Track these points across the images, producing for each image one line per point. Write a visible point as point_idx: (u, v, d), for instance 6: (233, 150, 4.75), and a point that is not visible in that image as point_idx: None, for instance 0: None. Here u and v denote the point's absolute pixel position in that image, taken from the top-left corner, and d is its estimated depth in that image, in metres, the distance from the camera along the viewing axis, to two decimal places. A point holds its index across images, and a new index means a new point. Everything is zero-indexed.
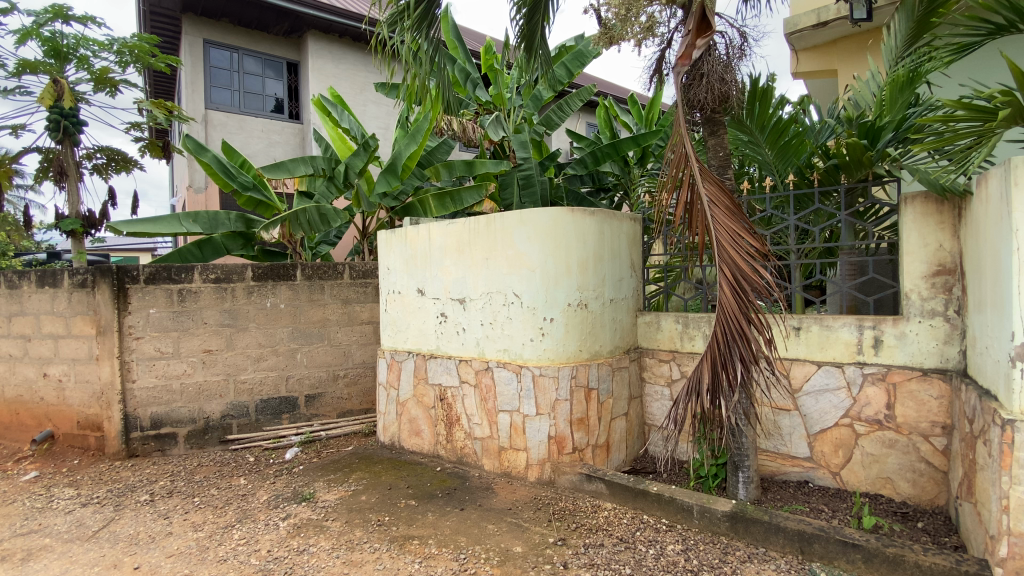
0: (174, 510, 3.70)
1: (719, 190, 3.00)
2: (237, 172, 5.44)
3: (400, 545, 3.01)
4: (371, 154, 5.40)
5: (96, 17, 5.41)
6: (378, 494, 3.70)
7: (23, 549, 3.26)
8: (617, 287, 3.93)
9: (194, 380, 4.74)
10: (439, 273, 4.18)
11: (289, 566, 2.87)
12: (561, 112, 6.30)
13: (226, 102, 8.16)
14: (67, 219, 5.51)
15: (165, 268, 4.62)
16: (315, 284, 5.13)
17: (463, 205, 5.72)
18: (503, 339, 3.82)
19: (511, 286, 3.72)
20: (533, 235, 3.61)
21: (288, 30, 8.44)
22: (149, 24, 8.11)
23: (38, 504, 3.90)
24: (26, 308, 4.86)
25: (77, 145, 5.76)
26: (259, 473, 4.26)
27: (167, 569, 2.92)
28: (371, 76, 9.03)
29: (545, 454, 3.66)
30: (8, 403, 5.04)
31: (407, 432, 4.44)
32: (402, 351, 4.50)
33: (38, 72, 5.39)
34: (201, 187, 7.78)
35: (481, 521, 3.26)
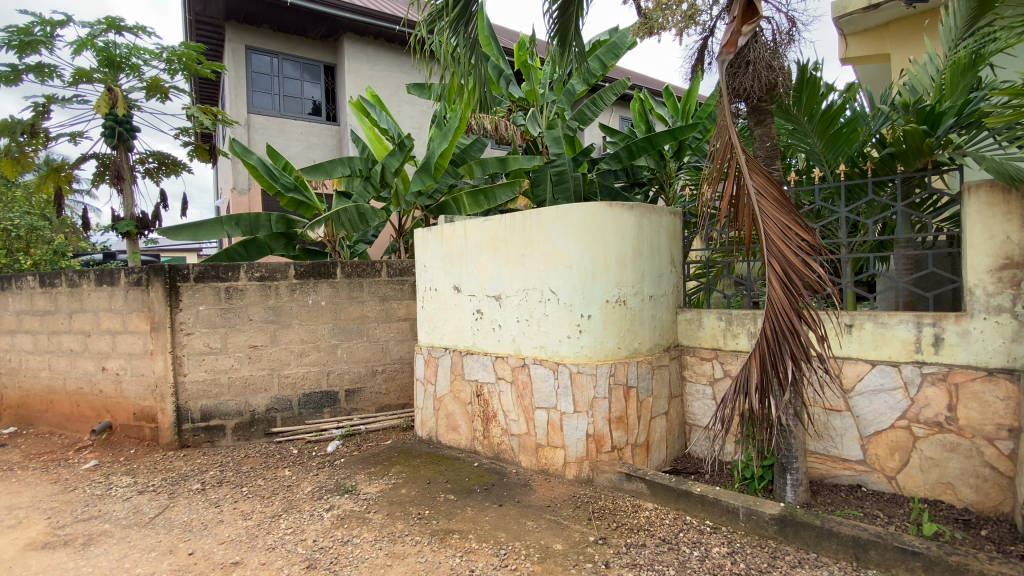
0: (224, 498, 3.84)
1: (766, 181, 2.89)
2: (279, 174, 5.55)
3: (440, 539, 3.03)
4: (407, 153, 5.48)
5: (146, 27, 5.66)
6: (418, 487, 3.75)
7: (85, 534, 3.45)
8: (656, 283, 3.84)
9: (240, 374, 4.90)
10: (475, 270, 4.19)
11: (334, 556, 2.94)
12: (595, 106, 6.24)
13: (266, 106, 8.41)
14: (124, 222, 5.78)
15: (214, 267, 4.79)
16: (354, 282, 5.23)
17: (497, 202, 5.71)
18: (539, 336, 3.79)
19: (548, 282, 3.69)
20: (570, 231, 3.56)
21: (325, 33, 8.62)
22: (195, 32, 8.48)
23: (98, 491, 4.13)
24: (86, 306, 5.14)
25: (131, 150, 6.04)
26: (303, 465, 4.38)
27: (220, 555, 3.04)
28: (405, 77, 9.15)
29: (583, 452, 3.62)
30: (70, 395, 5.34)
31: (444, 427, 4.49)
32: (439, 347, 4.54)
33: (94, 81, 5.68)
34: (244, 189, 8.05)
35: (519, 517, 3.25)
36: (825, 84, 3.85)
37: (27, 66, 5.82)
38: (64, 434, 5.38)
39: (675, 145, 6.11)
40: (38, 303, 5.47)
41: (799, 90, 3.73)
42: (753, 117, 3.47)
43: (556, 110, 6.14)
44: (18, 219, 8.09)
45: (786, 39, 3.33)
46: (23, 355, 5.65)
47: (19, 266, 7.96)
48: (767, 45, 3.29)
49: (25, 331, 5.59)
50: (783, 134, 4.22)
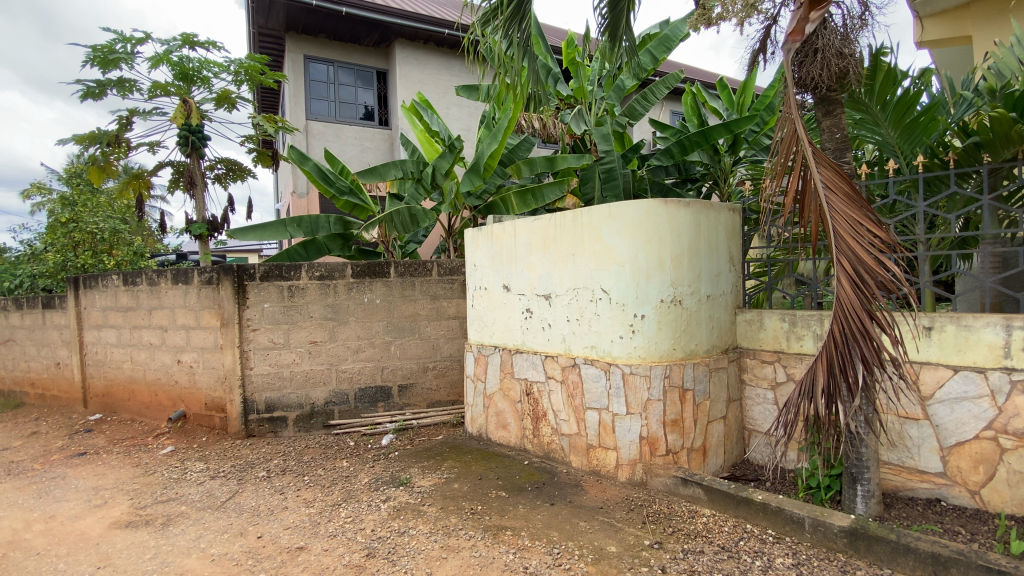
0: (288, 486, 4.04)
1: (835, 175, 2.75)
2: (335, 178, 5.78)
3: (494, 535, 3.06)
4: (456, 155, 5.57)
5: (217, 41, 6.02)
6: (470, 483, 3.80)
7: (165, 514, 3.72)
8: (714, 282, 3.73)
9: (301, 368, 5.14)
10: (525, 269, 4.20)
11: (392, 546, 3.03)
12: (645, 101, 6.12)
13: (323, 112, 8.77)
14: (196, 225, 6.19)
15: (278, 266, 5.05)
16: (406, 281, 5.37)
17: (545, 201, 5.70)
18: (590, 336, 3.76)
19: (599, 281, 3.65)
20: (623, 229, 3.51)
21: (377, 40, 8.90)
22: (259, 44, 8.98)
23: (175, 475, 4.44)
24: (163, 302, 5.53)
25: (202, 157, 6.45)
26: (360, 457, 4.54)
27: (286, 539, 3.20)
28: (454, 80, 9.31)
29: (636, 455, 3.56)
30: (149, 385, 5.77)
31: (494, 424, 4.52)
32: (488, 345, 4.58)
33: (170, 93, 6.11)
34: (303, 192, 8.44)
35: (572, 517, 3.23)
36: (899, 69, 3.64)
37: (112, 82, 6.33)
38: (144, 422, 5.82)
39: (730, 139, 5.92)
40: (122, 300, 5.94)
41: (870, 77, 3.55)
42: (821, 107, 3.30)
43: (606, 107, 6.07)
44: (102, 224, 8.80)
45: (857, 23, 3.15)
46: (108, 348, 6.15)
47: (104, 266, 8.75)
48: (837, 31, 3.12)
49: (111, 326, 6.09)
50: (851, 125, 4.03)
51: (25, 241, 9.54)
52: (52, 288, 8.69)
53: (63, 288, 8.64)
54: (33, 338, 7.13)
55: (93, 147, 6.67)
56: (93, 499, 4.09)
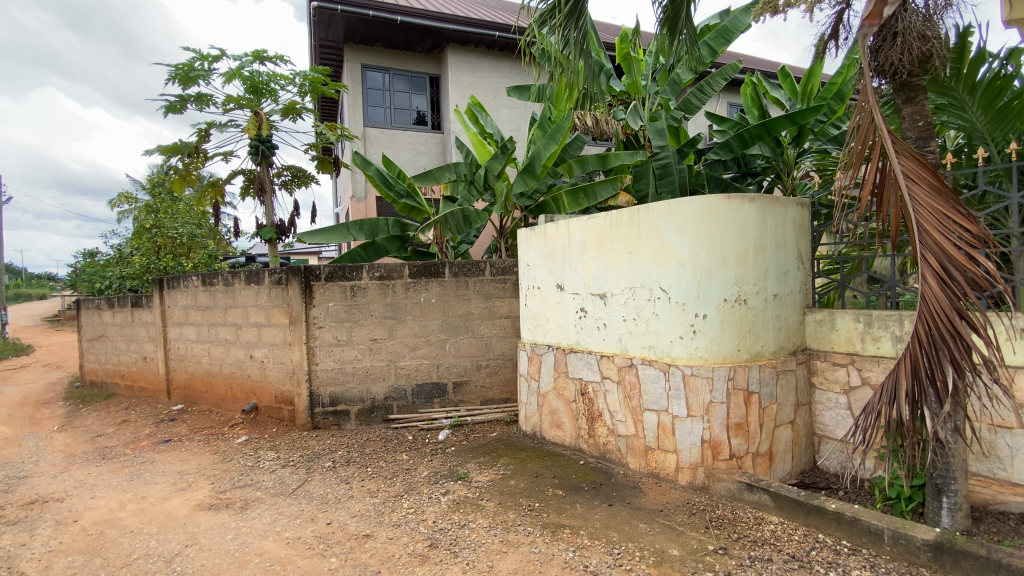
0: (352, 476, 4.24)
1: (918, 165, 2.58)
2: (394, 182, 6.01)
3: (552, 532, 3.08)
4: (509, 156, 5.64)
5: (284, 55, 6.37)
6: (526, 480, 3.84)
7: (243, 499, 3.99)
8: (782, 281, 3.58)
9: (363, 364, 5.37)
10: (580, 268, 4.15)
11: (453, 538, 3.11)
12: (702, 94, 5.96)
13: (379, 119, 9.10)
14: (266, 229, 6.59)
15: (341, 267, 5.30)
16: (460, 280, 5.48)
17: (597, 199, 5.59)
18: (648, 336, 3.68)
19: (658, 280, 3.58)
20: (683, 226, 3.43)
21: (430, 46, 9.12)
22: (320, 56, 9.43)
23: (250, 462, 4.75)
24: (238, 301, 5.92)
25: (271, 165, 6.85)
26: (418, 451, 4.69)
27: (354, 527, 3.36)
28: (504, 82, 9.41)
29: (697, 458, 3.48)
30: (225, 378, 6.19)
31: (548, 423, 4.51)
32: (542, 344, 4.58)
33: (242, 106, 6.52)
34: (361, 197, 8.79)
35: (631, 519, 3.19)
36: (989, 49, 3.38)
37: (191, 97, 6.83)
38: (220, 412, 6.25)
39: (794, 130, 5.63)
40: (200, 299, 6.41)
41: (956, 59, 3.32)
42: (901, 94, 3.11)
43: (660, 102, 5.97)
44: (181, 229, 9.53)
45: (942, 3, 2.94)
46: (189, 344, 6.65)
47: (183, 267, 9.47)
48: (918, 13, 2.92)
49: (190, 323, 6.58)
50: (934, 110, 3.77)
51: (116, 246, 10.47)
52: (138, 288, 9.48)
53: (148, 288, 9.40)
54: (123, 334, 7.81)
55: (175, 158, 7.23)
56: (179, 482, 4.45)
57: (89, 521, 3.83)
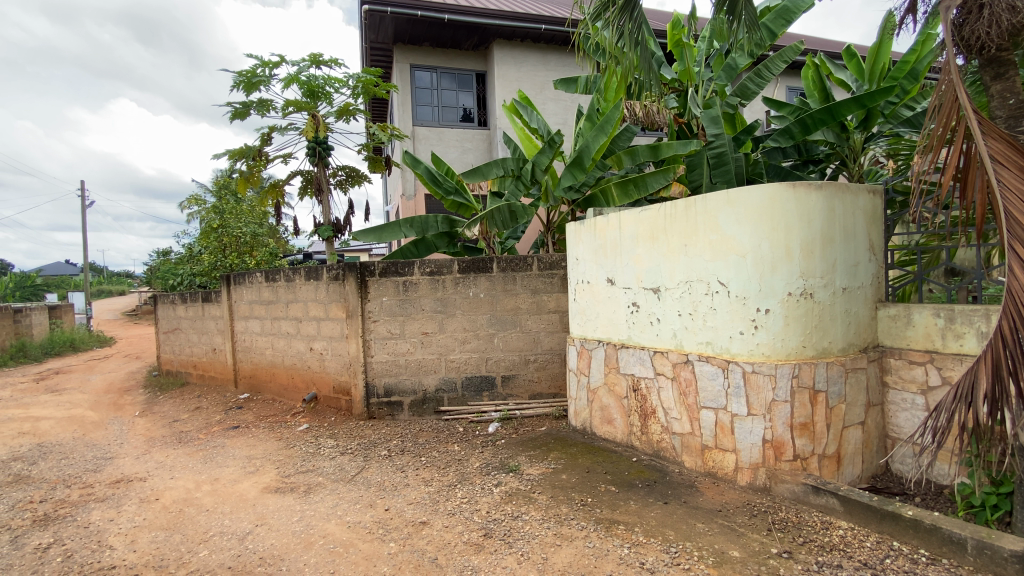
0: (408, 465, 4.38)
1: (1008, 147, 2.36)
2: (443, 179, 6.11)
3: (606, 528, 3.06)
4: (556, 150, 5.60)
5: (339, 59, 6.59)
6: (578, 475, 3.82)
7: (306, 483, 4.21)
8: (852, 274, 3.38)
9: (415, 357, 5.52)
10: (631, 262, 4.05)
11: (508, 528, 3.15)
12: (759, 79, 5.70)
13: (427, 118, 9.26)
14: (323, 228, 6.89)
15: (393, 264, 5.46)
16: (508, 275, 5.49)
17: (649, 190, 5.41)
18: (706, 332, 3.56)
19: (716, 273, 3.46)
20: (744, 217, 3.30)
21: (476, 43, 9.19)
22: (371, 58, 9.70)
23: (311, 449, 4.99)
24: (298, 296, 6.21)
25: (327, 165, 7.13)
26: (469, 442, 4.78)
27: (411, 513, 3.48)
28: (551, 75, 9.35)
29: (758, 458, 3.36)
30: (287, 368, 6.53)
31: (599, 419, 4.46)
32: (592, 339, 4.51)
33: (301, 109, 6.82)
34: (410, 195, 9.01)
35: (688, 518, 3.12)
36: None
37: (253, 102, 7.21)
38: (283, 401, 6.60)
39: (861, 114, 5.25)
40: (264, 295, 6.77)
41: None
42: (989, 70, 2.86)
43: (714, 88, 5.77)
44: (245, 229, 10.10)
45: None
46: (254, 336, 7.05)
47: (247, 265, 10.05)
48: None
49: (255, 317, 6.96)
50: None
51: (187, 245, 11.23)
52: (207, 285, 10.13)
53: (216, 284, 10.03)
54: (194, 327, 8.38)
55: (240, 161, 7.66)
56: (247, 466, 4.74)
57: (169, 499, 4.15)
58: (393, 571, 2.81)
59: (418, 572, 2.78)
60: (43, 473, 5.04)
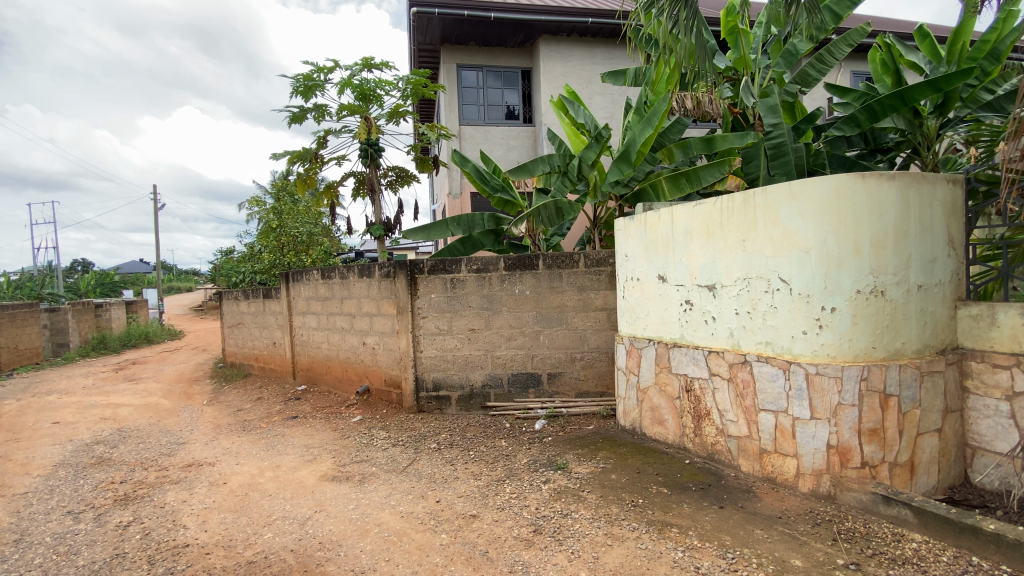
0: (456, 458, 4.47)
1: None
2: (491, 177, 6.17)
3: (658, 530, 3.00)
4: (604, 144, 5.52)
5: (389, 62, 6.76)
6: (628, 475, 3.77)
7: (361, 473, 4.38)
8: (928, 270, 3.15)
9: (462, 353, 5.62)
10: (684, 258, 3.93)
11: (557, 526, 3.15)
12: (822, 65, 5.40)
13: (474, 117, 9.37)
14: (375, 227, 7.12)
15: (441, 261, 5.57)
16: (554, 272, 5.45)
17: (702, 184, 5.19)
18: (765, 331, 3.42)
19: (777, 269, 3.31)
20: (807, 210, 3.14)
21: (522, 40, 9.19)
22: (420, 59, 9.91)
23: (364, 440, 5.18)
24: (352, 293, 6.45)
25: (378, 166, 7.35)
26: (517, 438, 4.82)
27: (461, 506, 3.55)
28: (597, 68, 9.22)
29: (822, 465, 3.19)
30: (341, 362, 6.79)
31: (649, 419, 4.37)
32: (642, 338, 4.41)
33: (354, 112, 7.05)
34: (457, 193, 9.14)
35: (745, 523, 3.01)
36: None
37: (310, 107, 7.53)
38: (338, 393, 6.88)
39: (938, 97, 4.78)
40: (320, 291, 7.06)
41: None
42: None
43: (772, 76, 5.54)
44: (301, 228, 10.59)
45: None
46: (311, 331, 7.38)
47: (303, 263, 10.52)
48: None
49: (312, 313, 7.28)
50: None
51: (249, 244, 11.89)
52: (267, 282, 10.70)
53: (275, 281, 10.58)
54: (256, 321, 8.85)
55: (298, 164, 8.02)
56: (306, 454, 4.97)
57: (235, 483, 4.42)
58: (445, 562, 2.88)
59: (469, 565, 2.83)
60: (124, 455, 5.50)
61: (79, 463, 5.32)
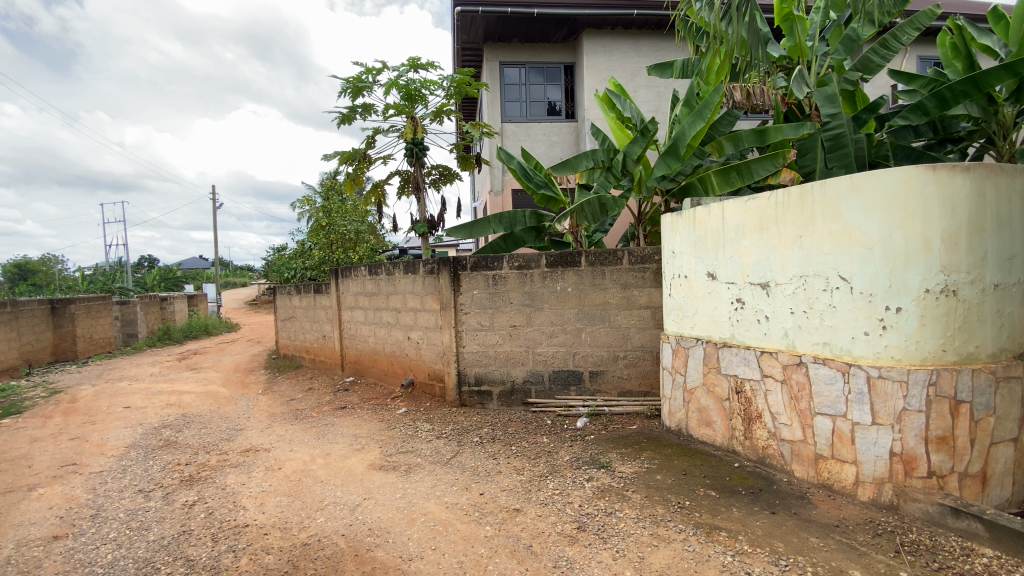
0: (499, 452, 4.52)
1: None
2: (533, 174, 6.18)
3: (707, 533, 2.94)
4: (650, 138, 5.41)
5: (434, 62, 6.88)
6: (674, 476, 3.70)
7: (406, 463, 4.51)
8: (1006, 268, 2.92)
9: (503, 349, 5.68)
10: (736, 255, 3.80)
11: (602, 524, 3.15)
12: (885, 50, 5.10)
13: (516, 114, 9.40)
14: (419, 225, 7.28)
15: (484, 258, 5.64)
16: (597, 269, 5.39)
17: (754, 178, 5.05)
18: (823, 331, 3.27)
19: (837, 267, 3.15)
20: (871, 204, 2.99)
21: (565, 35, 9.12)
22: (463, 57, 10.03)
23: (409, 432, 5.33)
24: (397, 288, 6.62)
25: (423, 165, 7.49)
26: (558, 435, 4.82)
27: (505, 499, 3.60)
28: (642, 61, 9.05)
29: (884, 473, 3.03)
30: (387, 355, 7.00)
31: (696, 421, 4.27)
32: (689, 337, 4.31)
33: (400, 112, 7.22)
34: (498, 190, 9.21)
35: (799, 530, 2.90)
36: None
37: (358, 107, 7.76)
38: (383, 385, 7.10)
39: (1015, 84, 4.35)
40: (367, 287, 7.29)
41: None
42: None
43: (831, 63, 5.27)
44: (349, 226, 10.97)
45: None
46: (358, 325, 7.63)
47: (350, 259, 10.88)
48: None
49: (359, 307, 7.52)
50: None
51: (300, 241, 12.41)
52: (317, 277, 11.14)
53: (325, 277, 11.01)
54: (307, 315, 9.23)
55: (346, 163, 8.29)
56: (354, 444, 5.16)
57: (289, 469, 4.65)
58: (489, 554, 2.93)
59: (514, 558, 2.87)
60: (188, 439, 5.88)
61: (148, 445, 5.73)
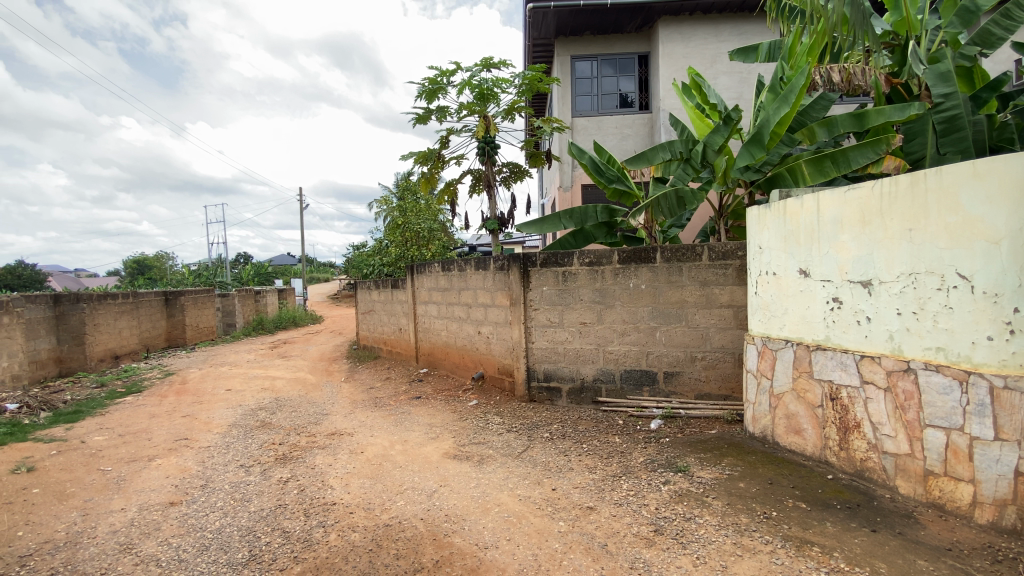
0: (570, 449, 4.53)
1: None
2: (605, 168, 6.06)
3: (796, 546, 2.77)
4: (733, 127, 5.12)
5: (507, 60, 6.96)
6: (758, 485, 3.51)
7: (478, 454, 4.64)
8: None
9: (573, 346, 5.65)
10: (833, 250, 3.52)
11: (679, 528, 3.06)
12: (1010, 20, 4.49)
13: (587, 108, 9.27)
14: (490, 221, 7.40)
15: (554, 254, 5.65)
16: (674, 266, 5.21)
17: (852, 167, 4.69)
18: (937, 335, 2.94)
19: (955, 263, 2.83)
20: (998, 192, 2.65)
21: (640, 24, 8.86)
22: (535, 54, 10.04)
23: (481, 424, 5.47)
24: (468, 284, 6.79)
25: (494, 163, 7.62)
26: (631, 436, 4.74)
27: (577, 497, 3.59)
28: (723, 47, 8.59)
29: (1009, 495, 2.70)
30: (459, 349, 7.22)
31: (784, 428, 4.02)
32: (777, 338, 4.06)
33: (472, 112, 7.38)
34: (569, 186, 9.16)
35: (905, 551, 2.66)
36: None
37: (433, 109, 8.03)
38: (455, 377, 7.32)
39: None
40: (440, 282, 7.54)
41: None
42: None
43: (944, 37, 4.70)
44: (423, 224, 11.41)
45: None
46: (432, 319, 7.92)
47: (424, 255, 11.32)
48: None
49: (433, 302, 7.80)
50: None
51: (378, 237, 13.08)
52: (393, 273, 11.69)
53: (400, 272, 11.54)
54: (384, 308, 9.71)
55: (421, 163, 8.61)
56: (429, 432, 5.39)
57: (371, 453, 4.95)
58: (564, 549, 2.95)
59: (588, 555, 2.87)
60: (280, 420, 6.42)
61: (247, 425, 6.33)
